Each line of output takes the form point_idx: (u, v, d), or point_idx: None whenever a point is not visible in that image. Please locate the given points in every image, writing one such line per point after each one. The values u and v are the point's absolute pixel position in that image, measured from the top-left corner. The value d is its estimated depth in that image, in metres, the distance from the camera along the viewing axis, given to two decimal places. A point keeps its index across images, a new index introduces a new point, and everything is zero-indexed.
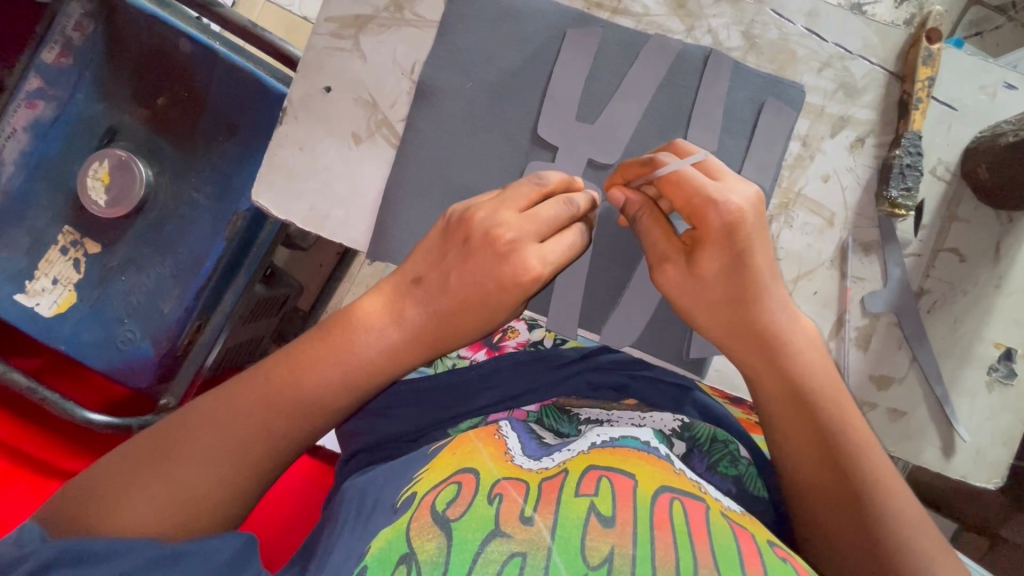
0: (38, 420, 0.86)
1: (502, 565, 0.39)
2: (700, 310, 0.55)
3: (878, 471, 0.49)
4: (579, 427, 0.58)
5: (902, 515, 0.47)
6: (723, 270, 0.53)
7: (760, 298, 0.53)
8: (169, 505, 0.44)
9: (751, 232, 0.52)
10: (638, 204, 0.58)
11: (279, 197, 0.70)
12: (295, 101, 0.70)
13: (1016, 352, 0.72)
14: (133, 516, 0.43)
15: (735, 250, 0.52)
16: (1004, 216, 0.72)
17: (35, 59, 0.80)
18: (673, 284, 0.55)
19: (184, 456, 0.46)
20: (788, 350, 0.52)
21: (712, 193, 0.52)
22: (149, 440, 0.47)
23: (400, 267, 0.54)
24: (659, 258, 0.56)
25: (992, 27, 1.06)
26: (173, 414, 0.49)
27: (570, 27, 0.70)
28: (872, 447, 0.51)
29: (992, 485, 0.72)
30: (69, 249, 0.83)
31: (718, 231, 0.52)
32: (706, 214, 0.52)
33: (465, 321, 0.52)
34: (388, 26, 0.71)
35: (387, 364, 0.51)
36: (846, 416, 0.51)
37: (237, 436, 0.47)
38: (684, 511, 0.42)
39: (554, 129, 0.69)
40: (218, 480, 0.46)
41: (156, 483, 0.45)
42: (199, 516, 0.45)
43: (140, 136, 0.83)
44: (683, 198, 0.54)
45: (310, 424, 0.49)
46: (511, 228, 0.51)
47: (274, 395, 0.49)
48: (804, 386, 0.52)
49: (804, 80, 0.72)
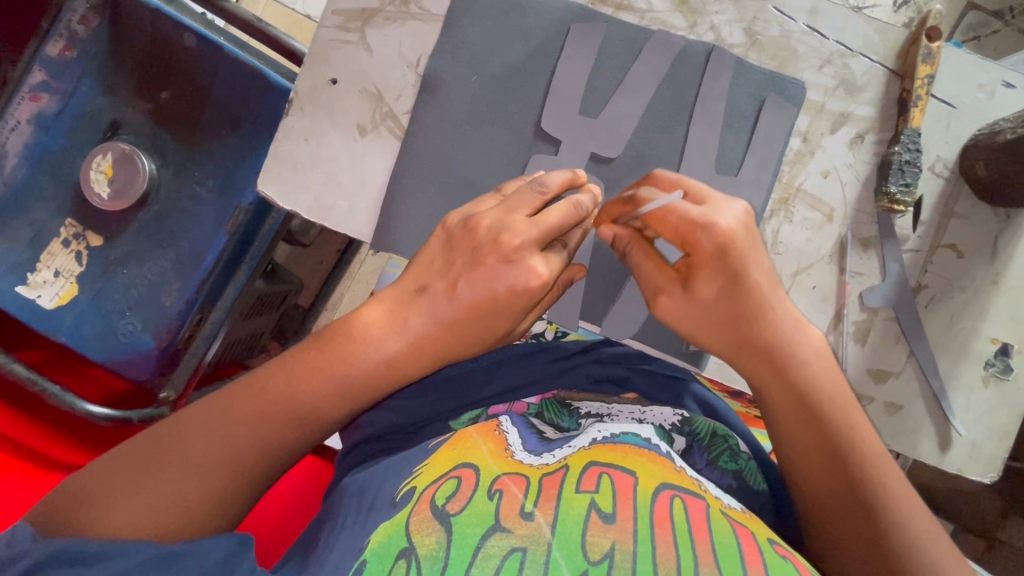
0: (37, 412, 0.85)
1: (502, 560, 0.39)
2: (700, 333, 0.56)
3: (879, 483, 0.49)
4: (579, 422, 0.57)
5: (906, 523, 0.47)
6: (719, 292, 0.53)
7: (760, 315, 0.53)
8: (159, 511, 0.44)
9: (742, 250, 0.53)
10: (627, 239, 0.59)
11: (286, 188, 0.71)
12: (302, 93, 0.71)
13: (1013, 348, 0.72)
14: (122, 521, 0.43)
15: (728, 271, 0.53)
16: (1001, 213, 0.73)
17: (40, 51, 0.79)
18: (672, 312, 0.56)
19: (178, 462, 0.46)
20: (789, 361, 0.53)
21: (698, 217, 0.53)
22: (143, 445, 0.47)
23: (399, 278, 0.54)
24: (654, 291, 0.57)
25: (988, 31, 1.07)
26: (168, 418, 0.49)
27: (574, 22, 0.70)
28: (875, 457, 0.51)
29: (987, 479, 0.73)
30: (71, 242, 0.83)
31: (710, 254, 0.53)
32: (697, 239, 0.53)
33: (474, 331, 0.52)
34: (394, 19, 0.72)
35: (389, 374, 0.51)
36: (846, 425, 0.51)
37: (234, 444, 0.47)
38: (684, 508, 0.43)
39: (557, 121, 0.70)
40: (213, 486, 0.46)
41: (148, 489, 0.45)
42: (191, 522, 0.45)
43: (143, 130, 0.84)
44: (670, 229, 0.54)
45: (306, 431, 0.50)
46: (520, 234, 0.51)
47: (273, 403, 0.49)
48: (801, 398, 0.52)
49: (805, 77, 0.73)
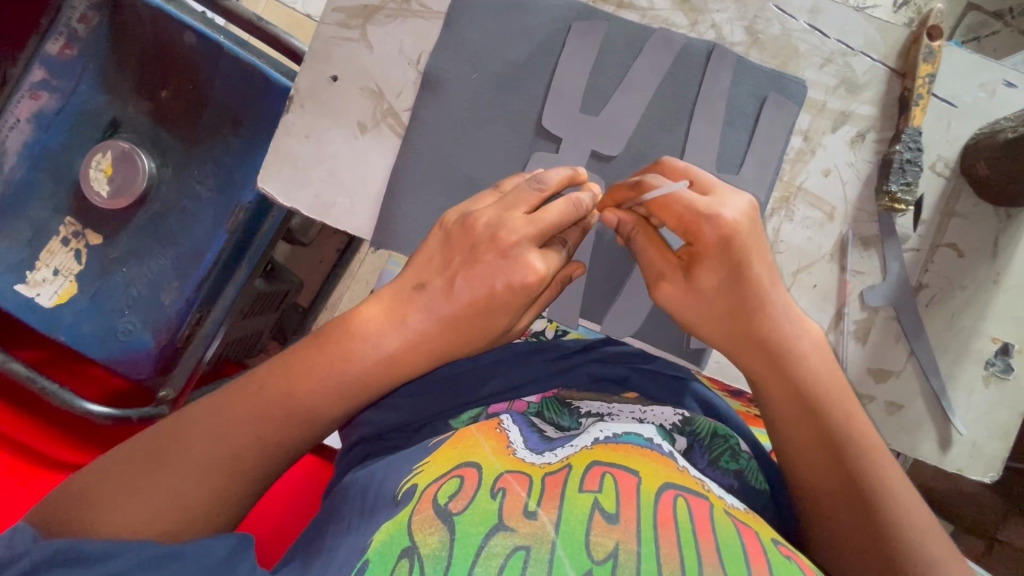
0: (36, 412, 0.85)
1: (505, 559, 0.39)
2: (701, 322, 0.55)
3: (881, 482, 0.49)
4: (579, 421, 0.57)
5: (910, 523, 0.47)
6: (721, 283, 0.53)
7: (761, 310, 0.53)
8: (158, 512, 0.44)
9: (746, 242, 0.53)
10: (631, 225, 0.59)
11: (286, 185, 0.70)
12: (302, 90, 0.71)
13: (1013, 347, 0.72)
14: (122, 522, 0.43)
15: (731, 262, 0.53)
16: (1002, 212, 0.73)
17: (41, 50, 0.80)
18: (673, 300, 0.56)
19: (176, 462, 0.46)
20: (789, 360, 0.53)
21: (703, 208, 0.53)
22: (141, 446, 0.47)
23: (400, 275, 0.54)
24: (656, 277, 0.57)
25: (988, 32, 1.07)
26: (167, 419, 0.49)
27: (575, 20, 0.70)
28: (877, 456, 0.50)
29: (988, 478, 0.73)
30: (71, 240, 0.83)
31: (714, 245, 0.53)
32: (700, 229, 0.53)
33: (473, 326, 0.52)
34: (395, 17, 0.72)
35: (387, 371, 0.51)
36: (847, 425, 0.51)
37: (232, 443, 0.47)
38: (688, 508, 0.42)
39: (559, 120, 0.70)
40: (211, 485, 0.46)
41: (147, 489, 0.44)
42: (190, 521, 0.45)
43: (143, 128, 0.84)
44: (675, 216, 0.54)
45: (305, 430, 0.50)
46: (514, 230, 0.51)
47: (271, 401, 0.49)
48: (802, 397, 0.52)
49: (806, 75, 0.73)
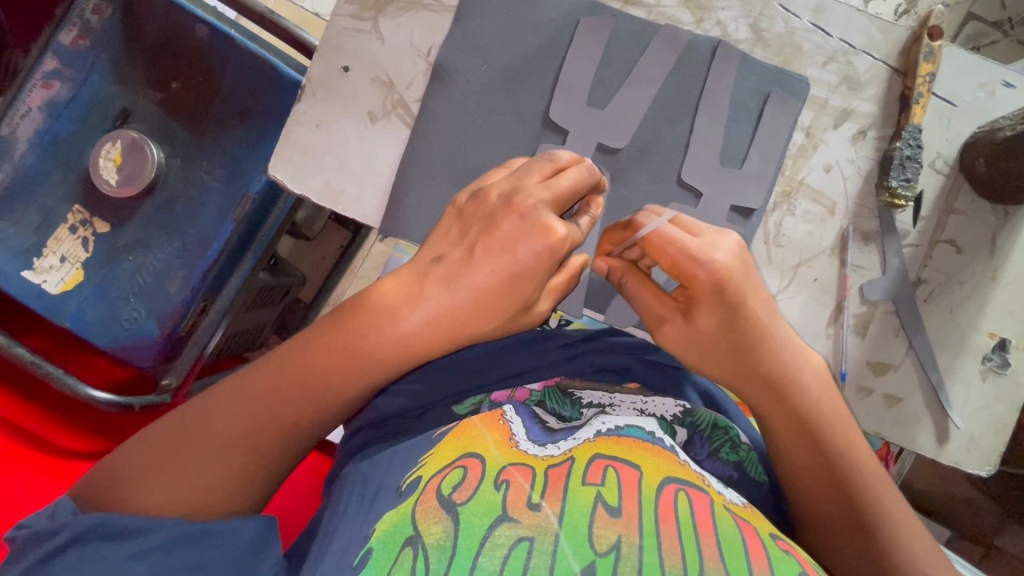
0: (41, 396, 0.85)
1: (509, 549, 0.39)
2: (700, 358, 0.56)
3: (868, 480, 0.51)
4: (581, 411, 0.58)
5: (891, 518, 0.50)
6: (717, 323, 0.54)
7: (756, 336, 0.54)
8: (185, 491, 0.46)
9: (740, 284, 0.54)
10: (621, 271, 0.61)
11: (295, 170, 0.71)
12: (314, 79, 0.72)
13: (1010, 343, 0.73)
14: (151, 498, 0.45)
15: (726, 303, 0.53)
16: (1001, 210, 0.74)
17: (53, 40, 0.81)
18: (675, 342, 0.57)
19: (202, 440, 0.47)
20: (781, 374, 0.53)
21: (696, 251, 0.54)
22: (167, 428, 0.48)
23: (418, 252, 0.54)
24: (656, 320, 0.58)
25: (988, 41, 1.09)
26: (190, 400, 0.50)
27: (583, 16, 0.72)
28: (862, 456, 0.52)
29: (985, 472, 0.74)
30: (78, 227, 0.83)
31: (708, 289, 0.54)
32: (693, 272, 0.54)
33: (497, 302, 0.51)
34: (406, 10, 0.73)
35: (402, 355, 0.51)
36: (838, 428, 0.53)
37: (250, 425, 0.48)
38: (689, 503, 0.43)
39: (565, 112, 0.71)
40: (235, 464, 0.47)
41: (174, 468, 0.46)
42: (215, 500, 0.47)
43: (153, 119, 0.85)
44: (667, 259, 0.55)
45: (319, 415, 0.50)
46: (531, 194, 0.51)
47: (288, 386, 0.49)
48: (800, 400, 0.53)
49: (809, 73, 0.74)
